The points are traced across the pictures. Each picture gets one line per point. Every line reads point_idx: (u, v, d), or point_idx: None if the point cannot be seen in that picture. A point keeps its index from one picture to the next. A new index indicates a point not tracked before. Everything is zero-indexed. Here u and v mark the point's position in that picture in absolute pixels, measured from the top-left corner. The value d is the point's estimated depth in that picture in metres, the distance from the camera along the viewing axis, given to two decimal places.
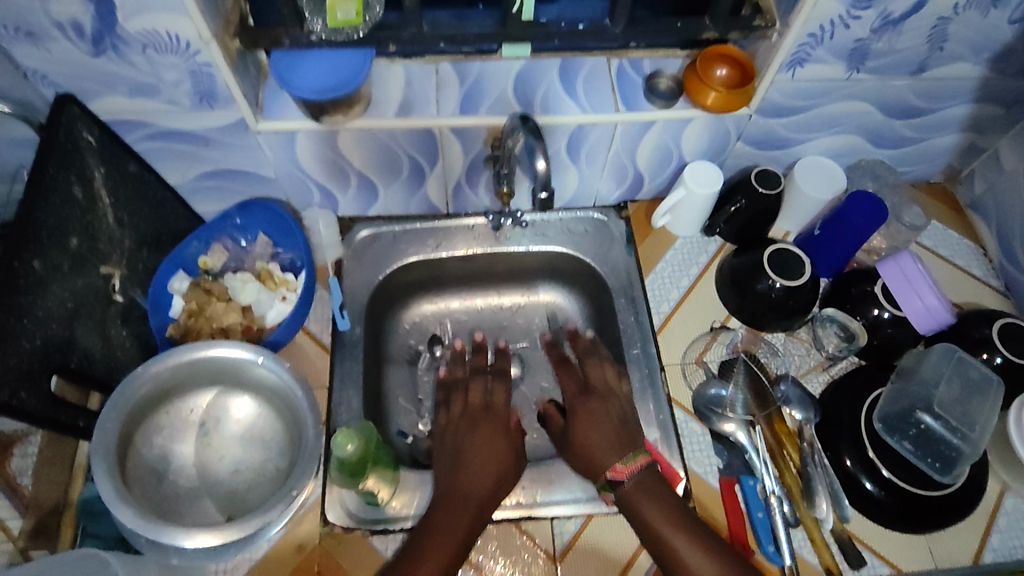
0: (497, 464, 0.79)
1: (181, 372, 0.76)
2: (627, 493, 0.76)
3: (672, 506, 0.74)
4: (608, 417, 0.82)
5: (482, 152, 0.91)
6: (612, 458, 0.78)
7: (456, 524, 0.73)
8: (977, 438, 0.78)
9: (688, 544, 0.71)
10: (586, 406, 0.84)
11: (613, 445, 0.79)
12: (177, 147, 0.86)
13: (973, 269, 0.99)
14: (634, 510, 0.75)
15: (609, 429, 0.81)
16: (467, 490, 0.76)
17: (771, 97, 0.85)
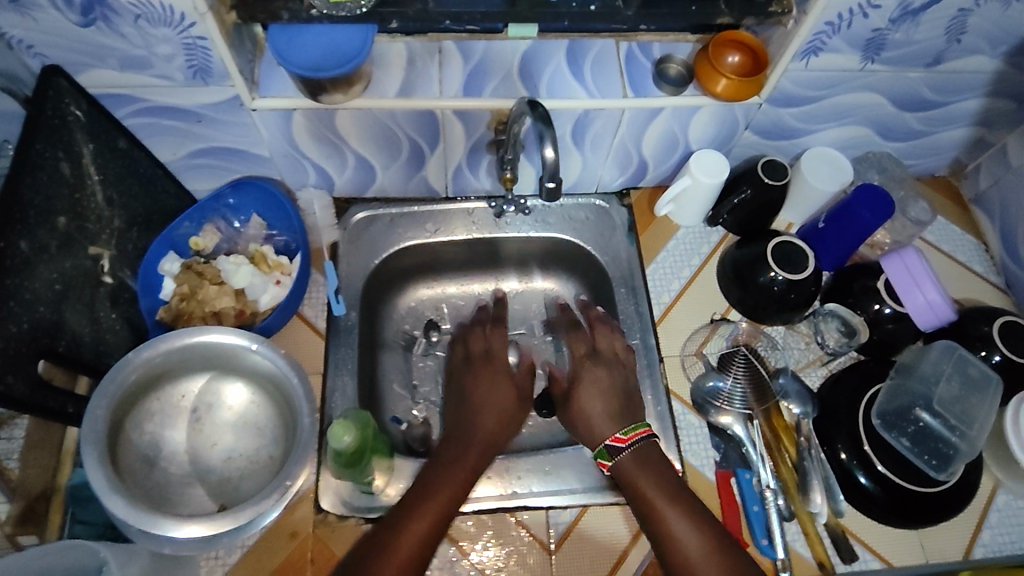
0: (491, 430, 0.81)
1: (173, 357, 0.74)
2: (623, 463, 0.78)
3: (665, 479, 0.76)
4: (611, 387, 0.85)
5: (485, 136, 0.89)
6: (609, 429, 0.81)
7: (445, 486, 0.74)
8: (975, 436, 0.79)
9: (680, 517, 0.73)
10: (592, 373, 0.86)
11: (613, 415, 0.82)
12: (169, 123, 0.83)
13: (975, 265, 0.98)
14: (628, 481, 0.77)
15: (611, 398, 0.84)
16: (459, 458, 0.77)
17: (783, 86, 0.83)
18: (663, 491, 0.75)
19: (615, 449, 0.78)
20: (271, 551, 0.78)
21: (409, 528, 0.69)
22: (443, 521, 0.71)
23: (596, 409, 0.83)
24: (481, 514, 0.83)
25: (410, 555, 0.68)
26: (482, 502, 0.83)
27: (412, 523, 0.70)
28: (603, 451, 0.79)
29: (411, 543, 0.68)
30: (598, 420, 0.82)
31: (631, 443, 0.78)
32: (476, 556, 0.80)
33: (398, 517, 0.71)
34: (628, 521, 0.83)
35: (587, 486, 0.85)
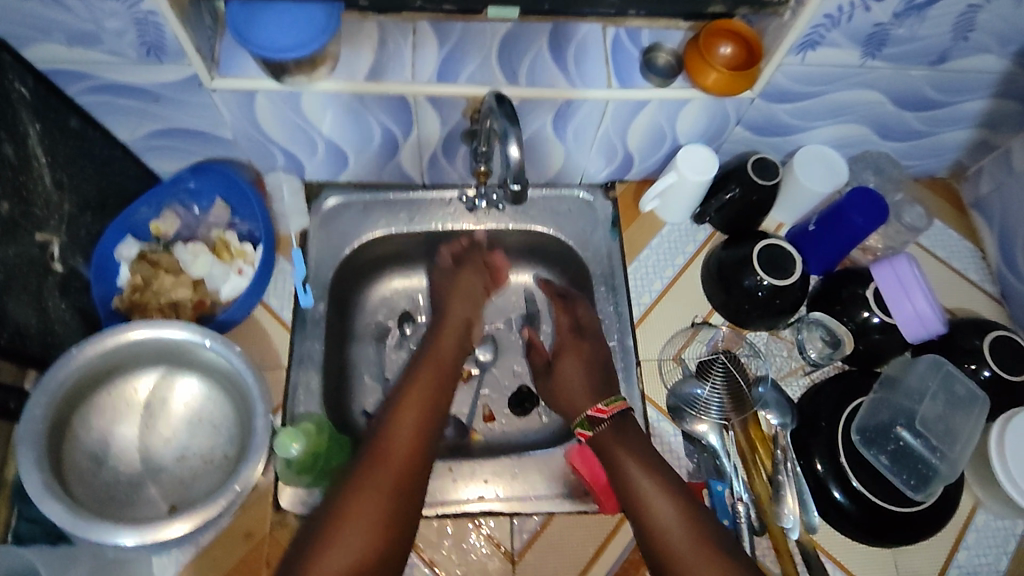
0: (442, 379, 0.84)
1: (120, 354, 0.71)
2: (602, 437, 0.81)
3: (643, 453, 0.78)
4: (591, 362, 0.88)
5: (460, 125, 0.84)
6: (584, 403, 0.85)
7: (404, 433, 0.77)
8: (957, 457, 0.76)
9: (659, 494, 0.75)
10: (574, 347, 0.89)
11: (590, 389, 0.86)
12: (124, 102, 0.78)
13: (970, 273, 0.94)
14: (607, 456, 0.79)
15: (590, 374, 0.87)
16: (409, 406, 0.80)
17: (778, 81, 0.79)
18: (640, 467, 0.77)
19: (594, 419, 0.82)
20: (226, 552, 0.76)
21: (379, 473, 0.73)
22: (411, 464, 0.75)
23: (575, 384, 0.87)
24: (445, 519, 0.81)
25: (389, 500, 0.72)
26: (447, 506, 0.81)
27: (381, 468, 0.73)
28: (584, 422, 0.83)
29: (386, 488, 0.72)
30: (576, 396, 0.86)
31: (610, 415, 0.81)
32: (437, 562, 0.79)
33: (366, 463, 0.74)
34: (595, 530, 0.81)
35: (555, 493, 0.82)
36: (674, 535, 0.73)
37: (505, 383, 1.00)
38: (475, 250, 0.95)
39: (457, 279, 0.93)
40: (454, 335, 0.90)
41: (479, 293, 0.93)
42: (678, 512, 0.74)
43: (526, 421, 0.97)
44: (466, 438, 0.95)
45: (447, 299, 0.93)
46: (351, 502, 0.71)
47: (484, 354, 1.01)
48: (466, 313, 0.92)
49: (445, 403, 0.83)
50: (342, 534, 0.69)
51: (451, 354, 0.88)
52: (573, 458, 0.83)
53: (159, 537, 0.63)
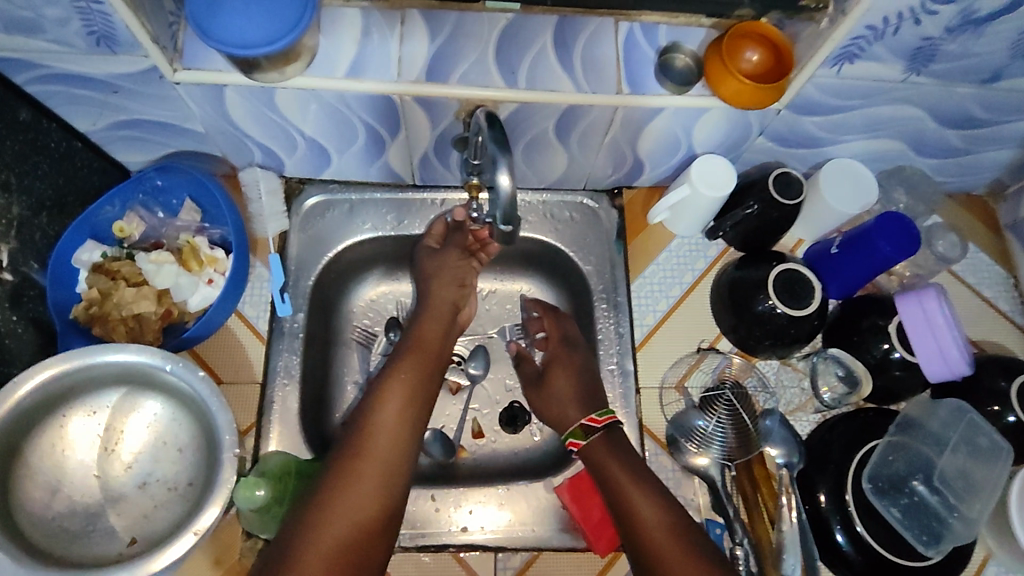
0: (426, 373, 0.77)
1: (74, 377, 0.66)
2: (588, 447, 0.76)
3: (629, 459, 0.75)
4: (584, 372, 0.83)
5: (453, 127, 0.76)
6: (576, 415, 0.80)
7: (384, 440, 0.71)
8: (974, 519, 0.71)
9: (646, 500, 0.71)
10: (564, 357, 0.84)
11: (582, 401, 0.81)
12: (79, 92, 0.70)
13: (1000, 303, 0.88)
14: (593, 463, 0.75)
15: (583, 385, 0.82)
16: (389, 406, 0.73)
17: (807, 92, 0.70)
18: (633, 476, 0.73)
19: (588, 428, 0.77)
20: None
21: (357, 486, 0.67)
22: (390, 476, 0.69)
23: (566, 394, 0.82)
24: (424, 551, 0.76)
25: (368, 515, 0.67)
26: (428, 537, 0.77)
27: (358, 480, 0.68)
28: (576, 430, 0.77)
29: (364, 502, 0.67)
30: (566, 408, 0.81)
31: (605, 425, 0.77)
32: None
33: (341, 473, 0.68)
34: (584, 568, 0.77)
35: (543, 527, 0.78)
36: (662, 544, 0.69)
37: (497, 398, 0.92)
38: (458, 231, 0.85)
39: (443, 261, 0.84)
40: (438, 322, 0.82)
41: (466, 278, 0.85)
42: (671, 526, 0.70)
43: (518, 439, 0.90)
44: (453, 457, 0.88)
45: (432, 280, 0.84)
46: (326, 515, 0.65)
47: (475, 368, 0.92)
48: (452, 298, 0.83)
49: (429, 397, 0.76)
50: (314, 551, 0.63)
51: (436, 342, 0.80)
52: (563, 493, 0.78)
53: (151, 569, 0.60)
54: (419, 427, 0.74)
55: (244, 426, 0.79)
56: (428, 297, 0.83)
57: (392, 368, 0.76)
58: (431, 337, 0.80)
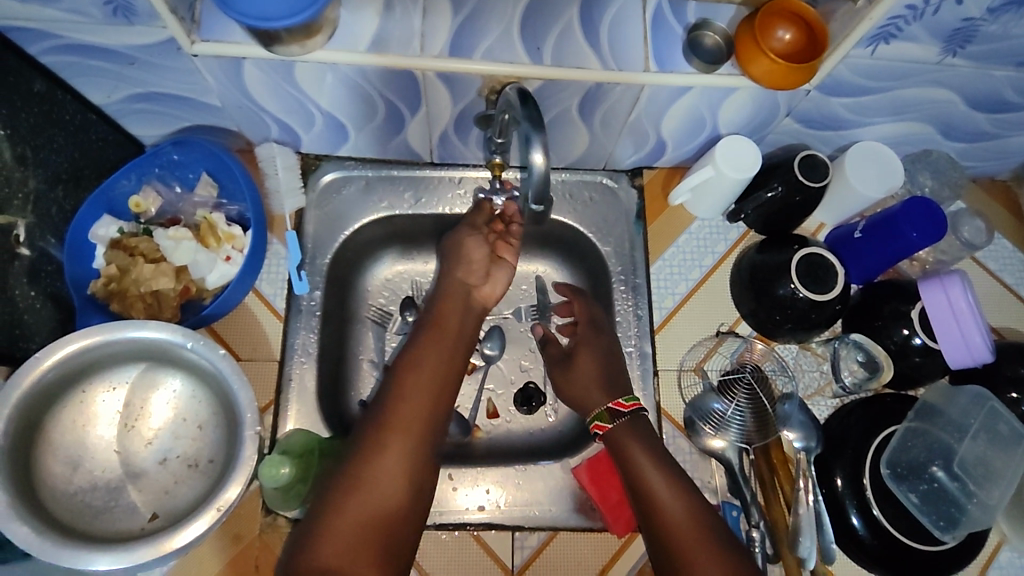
0: (450, 354, 0.75)
1: (94, 354, 0.65)
2: (616, 435, 0.75)
3: (657, 450, 0.73)
4: (610, 355, 0.81)
5: (475, 104, 0.75)
6: (601, 398, 0.79)
7: (408, 419, 0.68)
8: (993, 505, 0.71)
9: (670, 492, 0.70)
10: (591, 339, 0.83)
11: (606, 384, 0.80)
12: (95, 64, 0.68)
13: (1022, 289, 0.87)
14: (620, 450, 0.74)
15: (607, 368, 0.81)
16: (413, 385, 0.70)
17: (838, 73, 0.69)
18: (654, 460, 0.72)
19: (615, 413, 0.76)
20: (214, 556, 0.72)
21: (382, 466, 0.65)
22: (416, 457, 0.67)
23: (590, 377, 0.81)
24: (442, 529, 0.77)
25: (395, 495, 0.64)
26: (445, 515, 0.77)
27: (383, 460, 0.65)
28: (603, 414, 0.76)
29: (389, 483, 0.65)
30: (590, 391, 0.80)
31: (631, 410, 0.76)
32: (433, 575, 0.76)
33: (365, 453, 0.66)
34: (601, 548, 0.77)
35: (561, 508, 0.78)
36: (684, 535, 0.67)
37: (512, 378, 0.92)
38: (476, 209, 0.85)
39: (460, 240, 0.82)
40: (459, 302, 0.79)
41: (472, 253, 0.81)
42: (691, 511, 0.69)
43: (533, 420, 0.90)
44: (469, 436, 0.88)
45: (450, 261, 0.82)
46: (351, 496, 0.63)
47: (490, 349, 0.91)
48: (462, 278, 0.81)
49: (455, 377, 0.74)
50: (342, 532, 0.61)
51: (457, 322, 0.78)
52: (581, 474, 0.78)
53: (168, 547, 0.59)
54: (444, 407, 0.71)
55: (263, 403, 0.79)
56: (448, 277, 0.81)
57: (414, 348, 0.74)
58: (453, 318, 0.78)
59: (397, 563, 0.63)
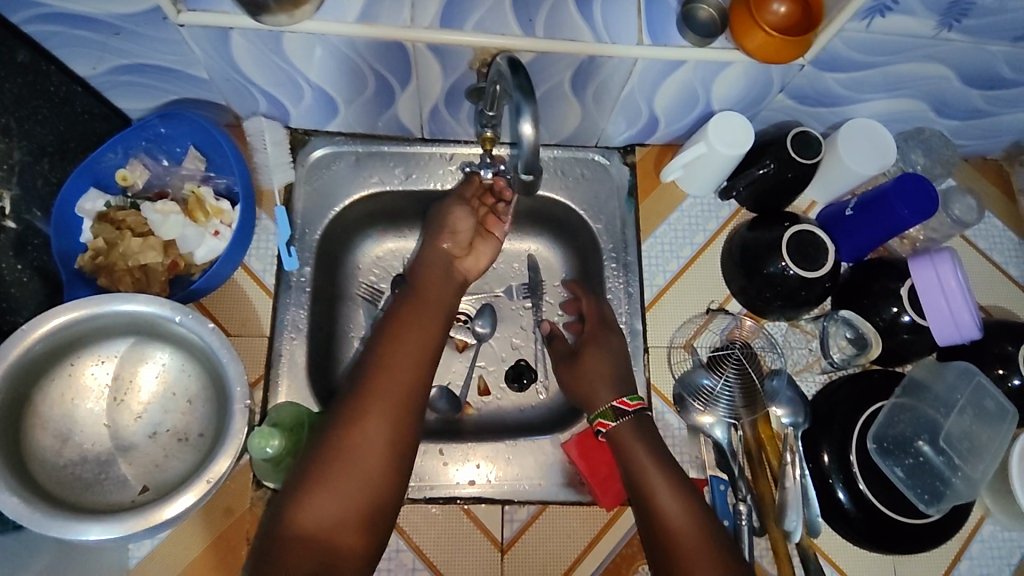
0: (431, 323, 0.75)
1: (81, 327, 0.65)
2: (619, 436, 0.74)
3: (660, 454, 0.72)
4: (618, 353, 0.80)
5: (467, 77, 0.74)
6: (607, 395, 0.77)
7: (391, 383, 0.68)
8: (977, 479, 0.72)
9: (672, 497, 0.69)
10: (598, 337, 0.81)
11: (615, 380, 0.78)
12: (79, 34, 0.67)
13: (1010, 268, 0.88)
14: (622, 451, 0.73)
15: (616, 366, 0.79)
16: (397, 351, 0.70)
17: (833, 47, 0.68)
18: (657, 462, 0.71)
19: (619, 411, 0.75)
20: (206, 528, 0.73)
21: (365, 429, 0.65)
22: (399, 419, 0.66)
23: (598, 373, 0.79)
24: (433, 504, 0.77)
25: (376, 465, 0.64)
26: (437, 489, 0.78)
27: (366, 423, 0.65)
28: (605, 412, 0.75)
29: (372, 445, 0.64)
30: (597, 388, 0.78)
31: (635, 409, 0.75)
32: (424, 548, 0.76)
33: (348, 417, 0.65)
34: (589, 522, 0.78)
35: (551, 482, 0.79)
36: (685, 539, 0.67)
37: (503, 355, 0.92)
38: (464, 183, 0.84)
39: (444, 207, 0.82)
40: (442, 272, 0.80)
41: (457, 224, 0.82)
42: (691, 514, 0.68)
43: (524, 396, 0.90)
44: (459, 414, 0.88)
45: (433, 231, 0.82)
46: (334, 458, 0.63)
47: (482, 326, 0.92)
48: (444, 247, 0.81)
49: (437, 343, 0.74)
50: (322, 500, 0.61)
51: (439, 292, 0.78)
52: (570, 449, 0.79)
53: (157, 518, 0.59)
54: (426, 372, 0.71)
55: (253, 378, 0.79)
56: (430, 246, 0.82)
57: (397, 316, 0.75)
58: (436, 288, 0.79)
59: (379, 526, 0.63)
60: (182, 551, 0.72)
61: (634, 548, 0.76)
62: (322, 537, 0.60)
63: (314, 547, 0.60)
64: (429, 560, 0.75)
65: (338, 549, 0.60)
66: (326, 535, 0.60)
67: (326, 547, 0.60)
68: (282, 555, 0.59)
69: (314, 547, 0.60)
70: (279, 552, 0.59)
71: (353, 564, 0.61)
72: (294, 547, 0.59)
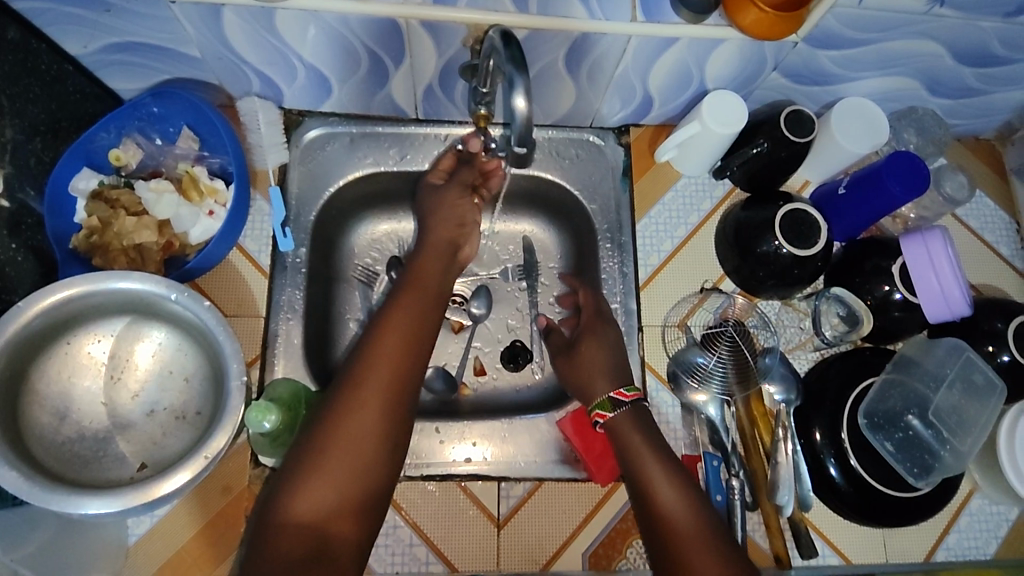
0: (424, 308, 0.73)
1: (76, 305, 0.65)
2: (616, 426, 0.74)
3: (658, 443, 0.72)
4: (615, 346, 0.80)
5: (460, 55, 0.74)
6: (603, 386, 0.77)
7: (385, 368, 0.66)
8: (965, 451, 0.73)
9: (669, 487, 0.69)
10: (596, 331, 0.81)
11: (611, 371, 0.78)
12: (69, 11, 0.66)
13: (1002, 246, 0.88)
14: (619, 440, 0.73)
15: (612, 358, 0.79)
16: (390, 336, 0.69)
17: (827, 24, 0.68)
18: (655, 453, 0.71)
19: (616, 402, 0.74)
20: (203, 507, 0.73)
21: (358, 414, 0.63)
22: (393, 404, 0.65)
23: (596, 364, 0.79)
24: (430, 481, 0.78)
25: (370, 451, 0.62)
26: (432, 468, 0.79)
27: (360, 409, 0.63)
28: (603, 403, 0.75)
29: (366, 432, 0.63)
30: (593, 379, 0.78)
31: (633, 399, 0.75)
32: (421, 524, 0.76)
33: (342, 403, 0.64)
34: (584, 498, 0.78)
35: (545, 459, 0.80)
36: (682, 529, 0.66)
37: (499, 337, 0.93)
38: (467, 164, 0.85)
39: (443, 198, 0.82)
40: (438, 259, 0.80)
41: (464, 212, 0.83)
42: (689, 503, 0.67)
43: (519, 377, 0.90)
44: (455, 394, 0.89)
45: (429, 220, 0.82)
46: (327, 445, 0.61)
47: (477, 308, 0.92)
48: (443, 232, 0.81)
49: (431, 329, 0.72)
50: (314, 488, 0.60)
51: (434, 280, 0.77)
52: (565, 426, 0.80)
53: (155, 494, 0.59)
54: (421, 356, 0.70)
55: (250, 357, 0.79)
56: (427, 234, 0.82)
57: (393, 302, 0.73)
58: (429, 277, 0.78)
59: (373, 514, 0.62)
60: (179, 530, 0.73)
61: (629, 523, 0.77)
62: (316, 527, 0.59)
63: (309, 538, 0.58)
64: (427, 536, 0.76)
65: (332, 537, 0.59)
66: (320, 524, 0.59)
67: (320, 535, 0.58)
68: (276, 546, 0.57)
69: (308, 538, 0.58)
70: (273, 544, 0.58)
71: (348, 554, 0.59)
72: (288, 538, 0.58)
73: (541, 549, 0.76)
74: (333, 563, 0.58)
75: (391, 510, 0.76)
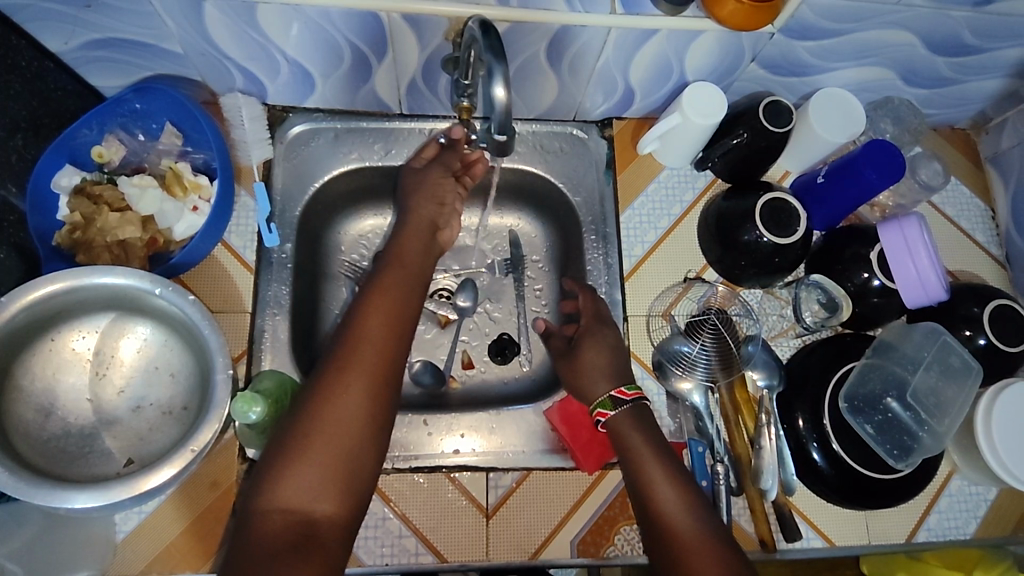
0: (407, 290, 0.73)
1: (59, 301, 0.65)
2: (616, 427, 0.73)
3: (656, 441, 0.72)
4: (615, 346, 0.80)
5: (442, 48, 0.74)
6: (605, 387, 0.76)
7: (369, 352, 0.67)
8: (941, 432, 0.75)
9: (667, 486, 0.68)
10: (596, 332, 0.80)
11: (612, 372, 0.77)
12: (48, 7, 0.66)
13: (979, 234, 0.90)
14: (618, 440, 0.72)
15: (614, 358, 0.79)
16: (373, 321, 0.69)
17: (802, 14, 0.69)
18: (655, 453, 0.70)
19: (617, 400, 0.74)
20: (191, 502, 0.73)
21: (343, 397, 0.63)
22: (377, 387, 0.65)
23: (597, 364, 0.78)
24: (418, 474, 0.78)
25: (354, 434, 0.62)
26: (422, 459, 0.80)
27: (344, 391, 0.64)
28: (604, 400, 0.74)
29: (350, 415, 0.63)
30: (596, 379, 0.77)
31: (634, 398, 0.74)
32: (410, 516, 0.77)
33: (326, 386, 0.64)
34: (573, 486, 0.79)
35: (532, 448, 0.81)
36: (680, 526, 0.65)
37: (486, 330, 0.93)
38: (450, 149, 0.84)
39: (427, 184, 0.82)
40: (419, 239, 0.80)
41: (446, 194, 0.83)
42: (686, 503, 0.67)
43: (507, 369, 0.91)
44: (444, 386, 0.90)
45: (412, 197, 0.82)
46: (314, 429, 0.62)
47: (464, 300, 0.92)
48: (423, 219, 0.81)
49: (414, 313, 0.72)
50: (298, 473, 0.60)
51: (416, 262, 0.77)
52: (552, 415, 0.82)
53: (143, 488, 0.59)
54: (404, 339, 0.70)
55: (236, 353, 0.79)
56: (408, 215, 0.82)
57: (374, 285, 0.73)
58: (411, 260, 0.78)
59: (358, 498, 0.62)
60: (166, 527, 0.72)
61: (616, 511, 0.78)
62: (301, 511, 0.59)
63: (293, 523, 0.58)
64: (416, 527, 0.76)
65: (317, 522, 0.59)
66: (305, 509, 0.59)
67: (306, 520, 0.59)
68: (261, 530, 0.57)
69: (294, 523, 0.58)
70: (258, 528, 0.58)
71: (335, 538, 0.59)
72: (273, 523, 0.58)
73: (530, 539, 0.77)
74: (320, 547, 0.58)
75: (380, 503, 0.77)
